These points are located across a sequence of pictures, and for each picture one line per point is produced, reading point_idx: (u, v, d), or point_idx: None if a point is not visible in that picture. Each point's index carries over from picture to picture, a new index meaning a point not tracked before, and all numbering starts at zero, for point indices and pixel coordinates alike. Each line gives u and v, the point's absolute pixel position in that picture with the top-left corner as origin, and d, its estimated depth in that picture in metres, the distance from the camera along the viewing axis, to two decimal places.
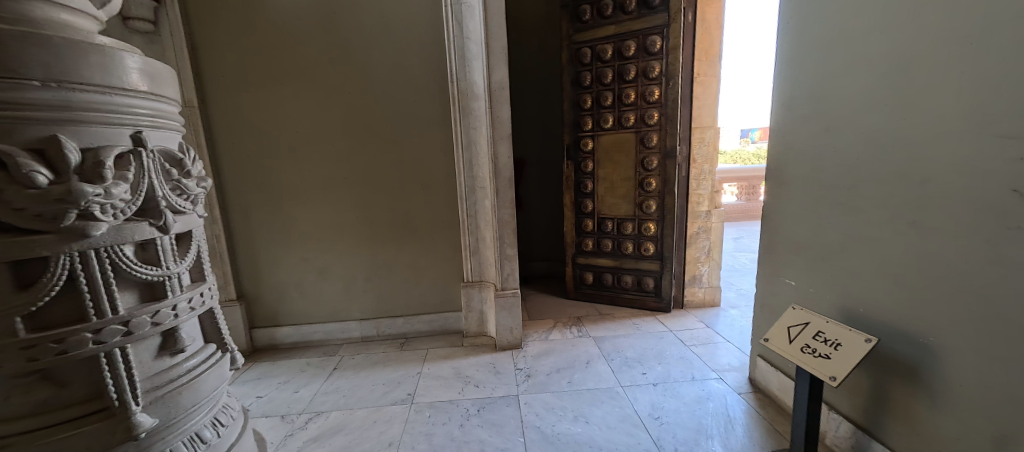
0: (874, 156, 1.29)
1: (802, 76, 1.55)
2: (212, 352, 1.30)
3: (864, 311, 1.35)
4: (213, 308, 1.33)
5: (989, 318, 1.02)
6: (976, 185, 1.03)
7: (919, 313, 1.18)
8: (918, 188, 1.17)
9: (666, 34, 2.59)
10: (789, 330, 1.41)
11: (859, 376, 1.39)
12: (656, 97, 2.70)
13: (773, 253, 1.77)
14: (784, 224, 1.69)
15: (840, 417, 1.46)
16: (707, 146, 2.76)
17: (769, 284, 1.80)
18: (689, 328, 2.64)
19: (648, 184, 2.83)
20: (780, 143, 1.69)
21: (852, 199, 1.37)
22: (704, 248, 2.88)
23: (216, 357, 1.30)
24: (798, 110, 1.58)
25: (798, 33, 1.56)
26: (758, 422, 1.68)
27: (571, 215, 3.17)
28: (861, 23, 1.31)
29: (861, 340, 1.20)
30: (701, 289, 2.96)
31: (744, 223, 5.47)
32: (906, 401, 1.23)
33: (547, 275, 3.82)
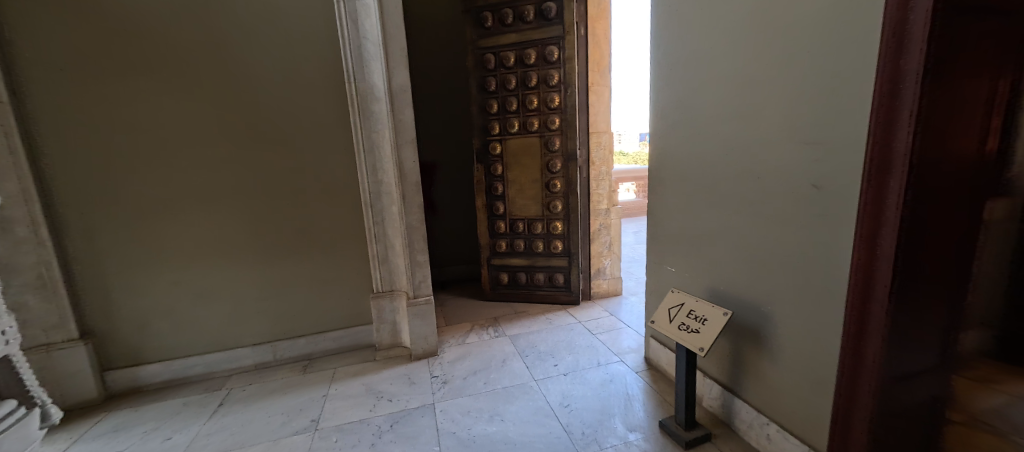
0: (726, 158, 1.53)
1: (671, 89, 1.77)
2: (14, 406, 1.45)
3: (726, 290, 1.59)
4: (11, 355, 1.48)
5: (807, 288, 1.27)
6: (791, 180, 1.28)
7: (763, 288, 1.43)
8: (755, 184, 1.42)
9: (562, 45, 2.77)
10: (669, 312, 1.61)
11: (724, 345, 1.63)
12: (557, 104, 2.86)
13: (657, 245, 1.99)
14: (665, 218, 1.91)
15: (712, 382, 1.71)
16: (603, 150, 2.98)
17: (656, 272, 2.02)
18: (596, 318, 2.84)
19: (553, 185, 2.99)
20: (659, 147, 1.90)
21: (713, 194, 1.61)
22: (605, 243, 3.13)
23: (18, 411, 1.45)
24: (670, 118, 1.80)
25: (667, 51, 1.78)
26: (652, 395, 1.88)
27: (484, 217, 3.20)
28: (711, 46, 1.54)
29: (720, 314, 1.41)
30: (605, 280, 3.21)
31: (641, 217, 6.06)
32: (757, 361, 1.48)
33: (464, 278, 3.81)
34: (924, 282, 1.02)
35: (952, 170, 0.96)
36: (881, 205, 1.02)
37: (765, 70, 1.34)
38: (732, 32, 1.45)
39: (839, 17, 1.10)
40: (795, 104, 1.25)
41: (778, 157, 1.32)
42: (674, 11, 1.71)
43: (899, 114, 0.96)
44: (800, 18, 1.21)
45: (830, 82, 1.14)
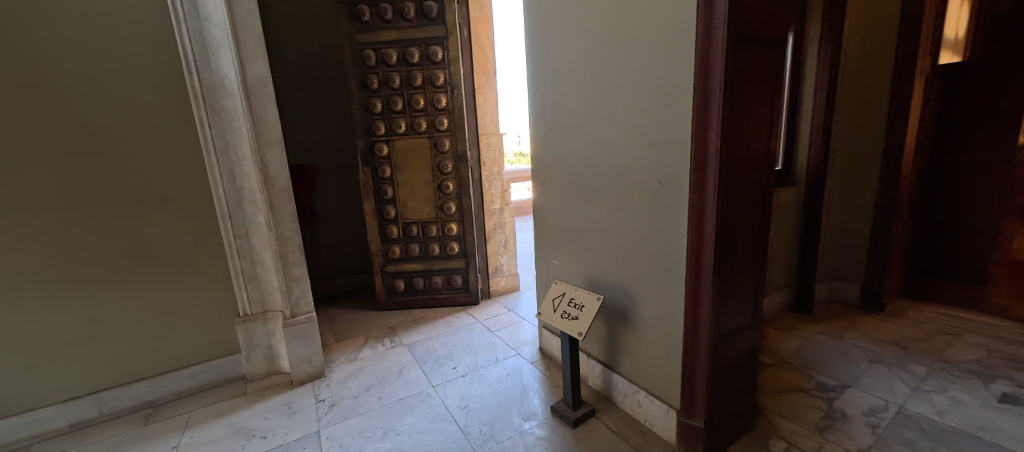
0: (593, 158, 1.69)
1: (546, 94, 1.88)
2: None
3: (600, 276, 1.76)
4: None
5: (660, 269, 1.47)
6: (643, 177, 1.47)
7: (629, 272, 1.61)
8: (617, 181, 1.59)
9: (445, 45, 2.75)
10: (553, 302, 1.71)
11: (602, 327, 1.81)
12: (444, 104, 2.83)
13: (543, 240, 2.10)
14: (548, 214, 2.03)
15: (595, 362, 1.88)
16: (493, 150, 3.05)
17: (543, 266, 2.14)
18: (494, 315, 2.90)
19: (446, 187, 2.94)
20: (539, 149, 2.00)
21: (585, 191, 1.76)
22: (501, 241, 3.20)
23: None
24: (547, 121, 1.91)
25: (540, 58, 1.88)
26: (545, 383, 1.99)
27: (373, 223, 2.99)
28: (576, 56, 1.68)
29: (594, 299, 1.56)
30: (503, 278, 3.29)
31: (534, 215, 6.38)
32: (628, 337, 1.67)
33: (355, 289, 3.54)
34: (731, 248, 1.33)
35: (740, 161, 1.29)
36: (703, 193, 1.26)
37: (619, 80, 1.50)
38: (592, 44, 1.59)
39: (669, 38, 1.29)
40: (642, 111, 1.43)
41: (633, 157, 1.49)
42: (544, 20, 1.81)
43: (710, 120, 1.21)
44: (641, 36, 1.39)
45: (665, 93, 1.34)
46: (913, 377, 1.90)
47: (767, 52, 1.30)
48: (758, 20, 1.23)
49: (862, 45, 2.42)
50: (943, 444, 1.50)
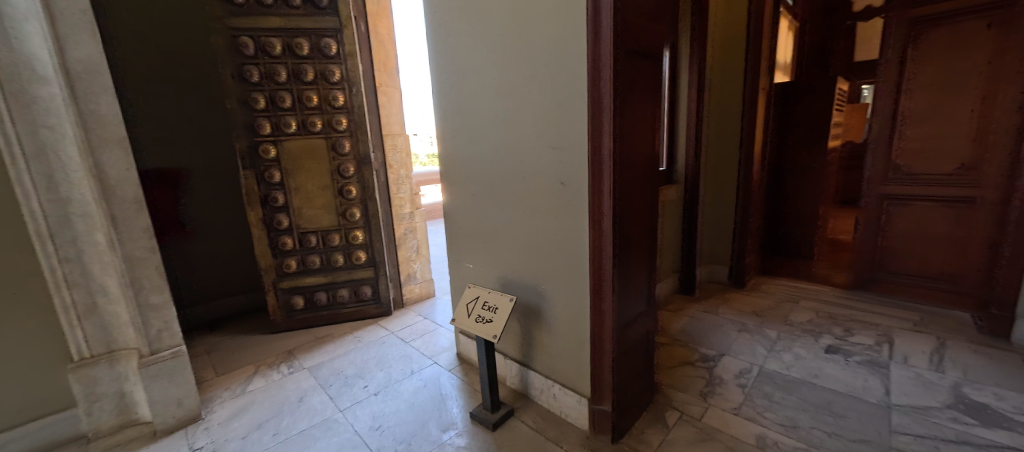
0: (499, 161, 1.70)
1: (450, 95, 1.84)
2: None
3: (512, 277, 1.78)
4: None
5: (567, 267, 1.54)
6: (548, 179, 1.52)
7: (540, 271, 1.65)
8: (523, 183, 1.62)
9: (340, 38, 2.53)
10: (467, 307, 1.69)
11: (516, 326, 1.84)
12: (342, 102, 2.60)
13: (455, 244, 2.06)
14: (459, 217, 1.99)
15: (511, 361, 1.90)
16: (400, 153, 2.90)
17: (457, 270, 2.09)
18: (409, 325, 2.75)
19: (348, 192, 2.70)
20: (447, 151, 1.95)
21: (494, 193, 1.76)
22: (413, 247, 3.05)
23: None
24: (453, 123, 1.87)
25: (443, 59, 1.83)
26: (463, 389, 1.95)
27: (261, 234, 2.62)
28: (478, 58, 1.67)
29: (507, 300, 1.57)
30: (417, 284, 3.16)
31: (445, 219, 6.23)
32: (542, 334, 1.72)
33: (243, 311, 3.07)
34: (627, 243, 1.45)
35: (630, 162, 1.41)
36: (600, 192, 1.36)
37: (520, 84, 1.53)
38: (493, 47, 1.60)
39: (564, 46, 1.36)
40: (543, 115, 1.48)
41: (537, 159, 1.54)
42: (444, 20, 1.76)
43: (602, 125, 1.30)
44: (538, 42, 1.43)
45: (563, 99, 1.40)
46: (768, 340, 2.29)
47: (648, 64, 1.44)
48: (638, 35, 1.36)
49: (721, 62, 2.84)
50: (791, 392, 1.84)
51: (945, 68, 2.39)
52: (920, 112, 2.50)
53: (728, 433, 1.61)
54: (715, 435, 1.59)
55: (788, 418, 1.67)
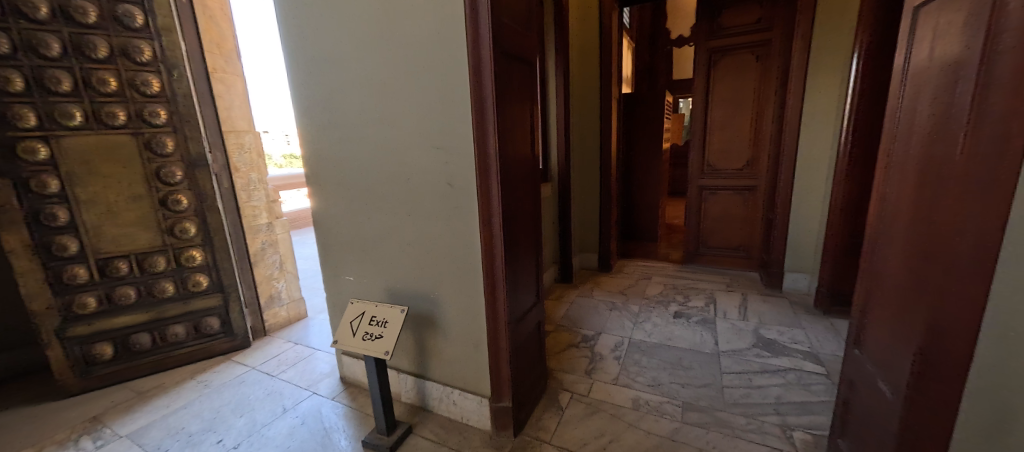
0: (376, 161, 1.56)
1: (312, 88, 1.62)
2: None
3: (400, 286, 1.66)
4: None
5: (458, 270, 1.51)
6: (433, 180, 1.46)
7: (430, 276, 1.58)
8: (406, 185, 1.52)
9: (149, 7, 1.97)
10: (350, 325, 1.51)
11: (409, 338, 1.72)
12: (158, 90, 2.03)
13: (329, 256, 1.82)
14: (331, 225, 1.76)
15: (405, 375, 1.78)
16: (247, 153, 2.38)
17: (333, 285, 1.86)
18: (275, 354, 2.34)
19: (176, 202, 2.13)
20: (311, 151, 1.71)
21: (373, 197, 1.61)
22: (274, 263, 2.57)
23: None
24: (317, 120, 1.65)
25: (300, 45, 1.59)
26: (351, 417, 1.75)
27: (29, 267, 1.89)
28: (345, 48, 1.50)
29: (397, 312, 1.46)
30: (282, 307, 2.69)
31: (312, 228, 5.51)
32: (436, 341, 1.65)
33: (7, 376, 2.16)
34: (515, 241, 1.49)
35: (513, 162, 1.45)
36: (488, 193, 1.36)
37: (396, 78, 1.43)
38: (362, 37, 1.45)
39: (443, 42, 1.31)
40: (423, 113, 1.41)
41: (419, 160, 1.46)
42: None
43: (486, 125, 1.31)
44: (414, 37, 1.35)
45: (444, 98, 1.36)
46: (632, 314, 2.65)
47: (523, 68, 1.50)
48: (514, 38, 1.40)
49: (580, 71, 3.16)
50: (652, 356, 2.16)
51: (732, 88, 3.10)
52: (720, 120, 3.20)
53: (611, 402, 1.80)
54: (601, 407, 1.77)
55: (654, 378, 1.96)
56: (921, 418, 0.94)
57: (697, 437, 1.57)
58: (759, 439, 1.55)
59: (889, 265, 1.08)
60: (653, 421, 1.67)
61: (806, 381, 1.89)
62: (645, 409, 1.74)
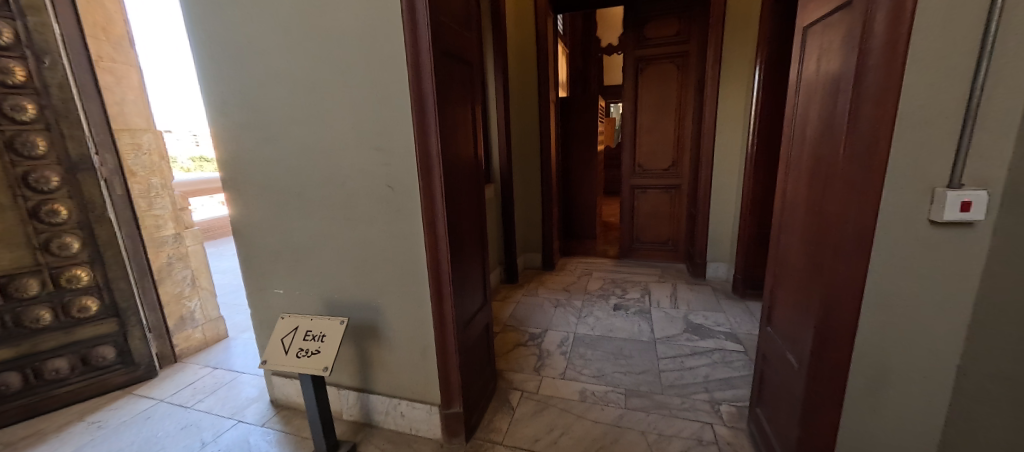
0: (306, 163, 1.45)
1: (227, 82, 1.45)
2: None
3: (338, 296, 1.55)
4: None
5: (402, 275, 1.45)
6: (372, 182, 1.39)
7: (371, 284, 1.50)
8: (342, 188, 1.43)
9: None
10: (282, 342, 1.38)
11: (349, 351, 1.62)
12: (23, 79, 1.69)
13: (254, 268, 1.65)
14: (255, 234, 1.60)
15: (347, 391, 1.66)
16: (147, 155, 2.06)
17: (260, 300, 1.68)
18: (190, 382, 2.06)
19: (52, 212, 1.79)
20: (228, 152, 1.53)
21: (303, 202, 1.49)
22: (184, 280, 2.25)
23: None
24: (235, 117, 1.48)
25: (212, 34, 1.43)
26: (286, 443, 1.60)
27: None
28: (267, 39, 1.37)
29: (337, 324, 1.36)
30: (196, 329, 2.36)
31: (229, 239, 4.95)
32: (381, 352, 1.57)
33: None
34: (460, 243, 1.46)
35: (456, 163, 1.42)
36: (431, 194, 1.32)
37: (327, 74, 1.33)
38: (286, 27, 1.33)
39: (379, 37, 1.25)
40: (358, 111, 1.34)
41: (356, 161, 1.38)
42: None
43: (427, 125, 1.27)
44: (348, 31, 1.28)
45: (382, 95, 1.30)
46: (576, 309, 2.75)
47: (463, 68, 1.48)
48: (453, 38, 1.37)
49: (519, 74, 3.21)
50: (596, 348, 2.25)
51: (657, 94, 3.34)
52: (648, 124, 3.43)
53: (559, 396, 1.84)
54: (550, 402, 1.80)
55: (599, 369, 2.04)
56: (823, 383, 1.08)
57: (640, 420, 1.66)
58: (693, 416, 1.68)
59: (791, 251, 1.23)
60: (599, 410, 1.73)
61: (729, 359, 2.09)
62: (591, 399, 1.81)
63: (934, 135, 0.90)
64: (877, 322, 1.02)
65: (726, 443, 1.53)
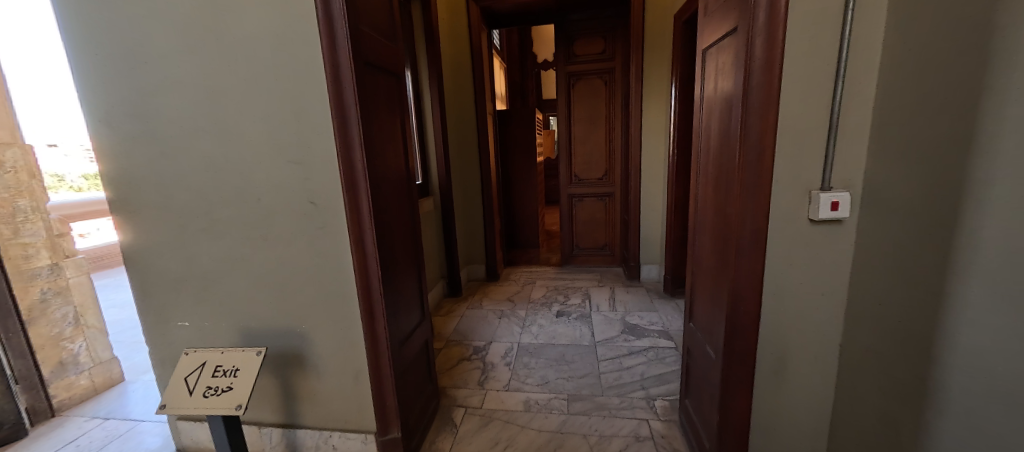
0: (214, 179, 1.31)
1: (116, 90, 1.29)
2: None
3: (256, 325, 1.42)
4: None
5: (330, 297, 1.36)
6: (291, 198, 1.30)
7: (295, 308, 1.39)
8: (257, 206, 1.32)
9: None
10: (186, 382, 1.22)
11: (271, 384, 1.48)
12: None
13: (153, 299, 1.45)
14: (154, 260, 1.41)
15: (270, 429, 1.51)
16: (10, 173, 1.74)
17: (160, 335, 1.49)
18: (71, 438, 1.75)
19: None
20: (117, 168, 1.35)
21: (212, 222, 1.35)
22: (64, 319, 1.93)
23: None
24: (125, 129, 1.31)
25: (95, 37, 1.26)
26: None
27: None
28: (164, 44, 1.24)
29: (253, 355, 1.24)
30: (81, 375, 2.01)
31: (117, 268, 4.26)
32: (308, 382, 1.45)
33: None
34: (393, 258, 1.41)
35: (385, 176, 1.37)
36: (358, 209, 1.26)
37: (238, 82, 1.23)
38: (188, 32, 1.22)
39: (296, 45, 1.19)
40: (274, 122, 1.25)
41: (273, 175, 1.29)
42: None
43: (351, 138, 1.21)
44: (261, 37, 1.20)
45: (300, 106, 1.23)
46: (520, 319, 2.76)
47: (390, 79, 1.44)
48: (377, 49, 1.33)
49: (454, 86, 3.21)
50: (539, 356, 2.27)
51: (588, 108, 3.52)
52: (581, 136, 3.59)
53: (503, 409, 1.82)
54: (494, 416, 1.78)
55: (542, 377, 2.06)
56: (735, 370, 1.18)
57: (582, 424, 1.70)
58: (630, 414, 1.75)
59: (704, 252, 1.34)
60: (542, 418, 1.74)
61: (662, 355, 2.21)
62: (535, 409, 1.81)
63: (807, 145, 1.05)
64: (776, 310, 1.15)
65: (661, 436, 1.61)
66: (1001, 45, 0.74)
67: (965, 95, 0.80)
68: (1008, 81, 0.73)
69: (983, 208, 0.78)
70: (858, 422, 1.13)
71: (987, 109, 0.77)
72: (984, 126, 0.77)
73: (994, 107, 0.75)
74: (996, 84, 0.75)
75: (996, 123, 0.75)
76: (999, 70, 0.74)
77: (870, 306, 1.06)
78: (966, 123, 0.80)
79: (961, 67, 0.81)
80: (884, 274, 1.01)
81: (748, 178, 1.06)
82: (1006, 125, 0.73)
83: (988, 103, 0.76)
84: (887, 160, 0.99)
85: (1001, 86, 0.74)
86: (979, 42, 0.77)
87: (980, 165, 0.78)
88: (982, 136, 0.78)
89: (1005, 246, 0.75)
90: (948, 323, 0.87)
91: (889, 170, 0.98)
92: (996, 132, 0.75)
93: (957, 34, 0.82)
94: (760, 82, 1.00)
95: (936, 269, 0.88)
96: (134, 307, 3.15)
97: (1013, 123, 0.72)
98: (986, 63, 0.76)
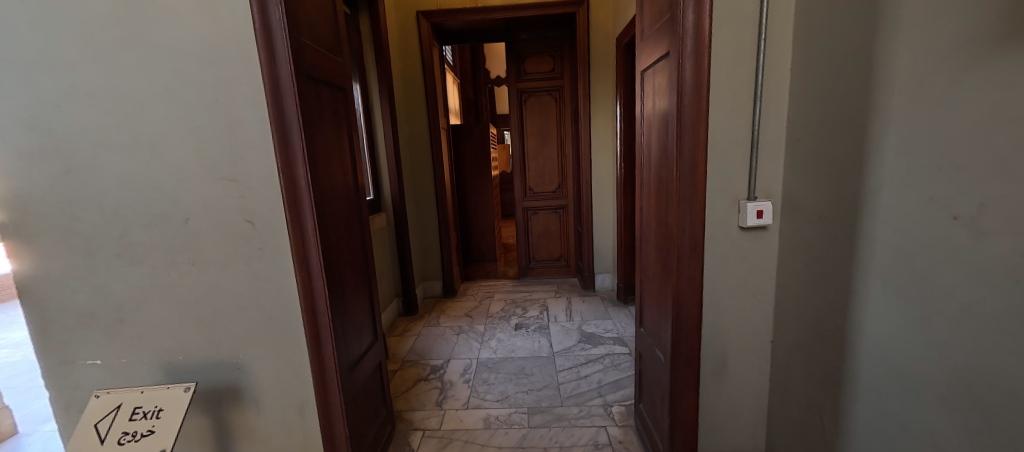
0: (133, 197, 1.19)
1: (10, 100, 1.14)
2: None
3: (182, 358, 1.29)
4: None
5: (269, 322, 1.27)
6: (225, 216, 1.21)
7: (230, 336, 1.28)
8: (185, 226, 1.21)
9: None
10: (97, 429, 1.08)
11: (200, 423, 1.34)
12: None
13: (55, 336, 1.28)
14: (57, 291, 1.25)
15: None
16: None
17: (64, 377, 1.30)
18: None
19: None
20: (9, 188, 1.18)
21: (129, 246, 1.22)
22: None
23: None
24: (21, 143, 1.16)
25: None
26: None
27: None
28: (70, 50, 1.12)
29: (180, 393, 1.12)
30: None
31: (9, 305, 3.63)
32: (246, 416, 1.35)
33: None
34: (341, 278, 1.35)
35: (332, 194, 1.32)
36: (302, 228, 1.19)
37: (161, 93, 1.14)
38: (102, 38, 1.12)
39: (230, 57, 1.13)
40: (204, 136, 1.17)
41: (203, 193, 1.19)
42: None
43: (294, 153, 1.15)
44: (190, 47, 1.12)
45: (235, 119, 1.16)
46: (478, 334, 2.73)
47: (335, 93, 1.40)
48: (322, 62, 1.30)
49: (406, 101, 3.18)
50: (498, 370, 2.25)
51: (540, 123, 3.62)
52: (534, 150, 3.67)
53: (463, 428, 1.78)
54: (453, 437, 1.73)
55: (502, 392, 2.04)
56: (681, 371, 1.24)
57: (542, 437, 1.69)
58: (589, 422, 1.77)
59: (650, 259, 1.41)
60: (502, 435, 1.72)
61: (617, 362, 2.28)
62: (495, 425, 1.79)
63: (733, 159, 1.15)
64: (714, 312, 1.23)
65: (618, 442, 1.65)
66: (880, 73, 0.86)
67: (855, 115, 0.92)
68: (887, 103, 0.85)
69: (874, 212, 0.90)
70: (789, 411, 1.23)
71: (872, 126, 0.88)
72: (870, 143, 0.89)
73: (877, 126, 0.87)
74: (878, 107, 0.87)
75: (880, 139, 0.87)
76: (879, 95, 0.86)
77: (793, 303, 1.17)
78: (857, 140, 0.92)
79: (849, 91, 0.94)
80: (803, 274, 1.12)
81: (684, 190, 1.13)
82: (888, 140, 0.85)
83: (873, 124, 0.88)
84: (800, 172, 1.11)
85: (883, 108, 0.86)
86: (863, 70, 0.90)
87: (870, 177, 0.90)
88: (869, 152, 0.89)
89: (893, 244, 0.86)
90: (855, 316, 0.97)
91: (802, 181, 1.10)
92: (880, 146, 0.87)
93: (846, 63, 0.94)
94: (690, 101, 1.09)
95: (842, 268, 0.99)
96: (31, 347, 2.74)
97: (894, 139, 0.84)
98: (868, 88, 0.89)
